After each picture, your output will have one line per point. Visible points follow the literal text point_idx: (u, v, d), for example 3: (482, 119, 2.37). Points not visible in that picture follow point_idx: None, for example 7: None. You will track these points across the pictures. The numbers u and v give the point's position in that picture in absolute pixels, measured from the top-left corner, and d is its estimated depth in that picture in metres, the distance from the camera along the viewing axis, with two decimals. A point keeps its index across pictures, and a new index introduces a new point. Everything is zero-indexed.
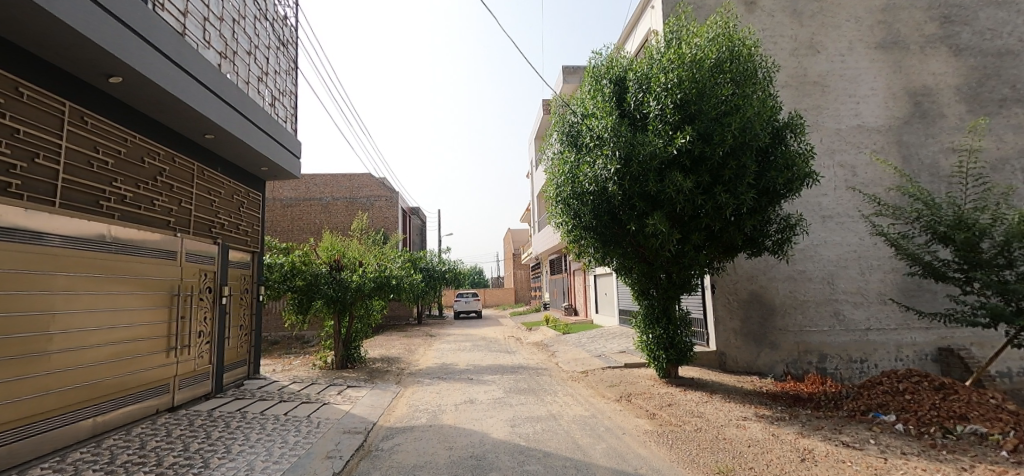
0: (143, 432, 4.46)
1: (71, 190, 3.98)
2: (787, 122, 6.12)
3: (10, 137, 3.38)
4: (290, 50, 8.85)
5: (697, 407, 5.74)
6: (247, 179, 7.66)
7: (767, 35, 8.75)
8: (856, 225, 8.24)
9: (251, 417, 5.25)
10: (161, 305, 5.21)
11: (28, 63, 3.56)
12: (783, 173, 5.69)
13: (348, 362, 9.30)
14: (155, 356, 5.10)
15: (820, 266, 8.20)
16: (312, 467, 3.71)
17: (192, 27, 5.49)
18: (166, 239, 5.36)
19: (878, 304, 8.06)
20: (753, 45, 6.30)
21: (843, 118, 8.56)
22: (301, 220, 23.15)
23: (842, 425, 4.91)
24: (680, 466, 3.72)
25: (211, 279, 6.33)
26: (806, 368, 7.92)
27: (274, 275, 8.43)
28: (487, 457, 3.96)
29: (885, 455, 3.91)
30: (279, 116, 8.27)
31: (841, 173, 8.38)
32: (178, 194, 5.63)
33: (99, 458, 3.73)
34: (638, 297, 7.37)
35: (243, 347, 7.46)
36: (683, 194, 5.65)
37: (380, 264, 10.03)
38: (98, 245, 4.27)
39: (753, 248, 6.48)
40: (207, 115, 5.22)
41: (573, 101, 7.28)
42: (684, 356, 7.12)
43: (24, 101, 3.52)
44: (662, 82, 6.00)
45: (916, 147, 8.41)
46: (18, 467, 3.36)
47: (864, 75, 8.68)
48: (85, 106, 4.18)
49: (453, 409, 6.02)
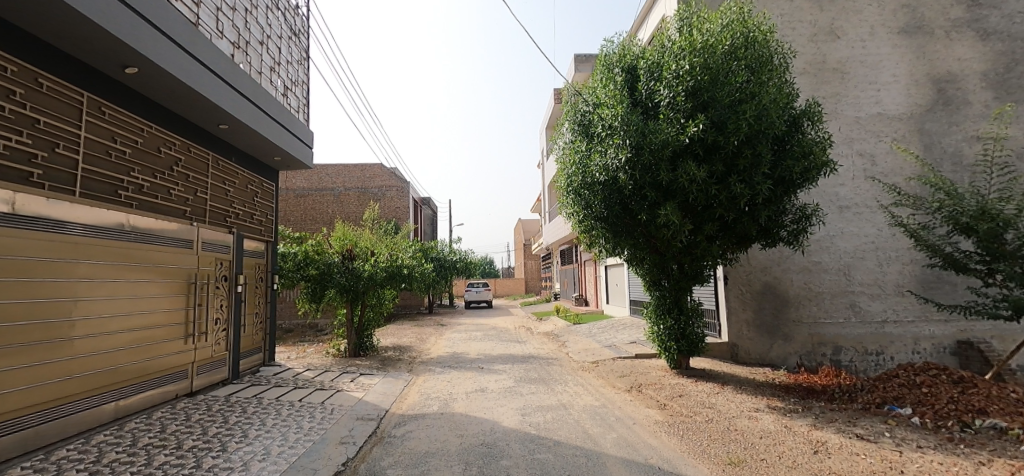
0: (162, 417, 4.57)
1: (91, 179, 4.05)
2: (803, 110, 5.98)
3: (31, 127, 3.46)
4: (302, 40, 8.84)
5: (708, 398, 5.72)
6: (261, 169, 7.71)
7: (784, 20, 8.53)
8: (874, 216, 8.07)
9: (266, 403, 5.37)
10: (180, 293, 5.32)
11: (47, 55, 3.61)
12: (800, 162, 5.59)
13: (360, 350, 9.40)
14: (172, 343, 5.19)
15: (836, 257, 8.05)
16: (326, 453, 3.78)
17: (205, 16, 5.49)
18: (184, 229, 5.44)
19: (896, 296, 7.91)
20: (769, 30, 6.14)
21: (862, 106, 8.34)
22: (314, 210, 23.43)
23: (856, 418, 4.84)
24: (690, 457, 3.73)
25: (226, 267, 6.43)
26: (820, 360, 7.82)
27: (288, 264, 8.51)
28: (498, 445, 3.99)
29: (901, 449, 3.86)
30: (291, 106, 8.30)
31: (859, 162, 8.19)
32: (194, 184, 5.70)
33: (122, 441, 3.83)
34: (649, 288, 7.34)
35: (259, 335, 7.59)
36: (696, 184, 5.58)
37: (391, 254, 10.07)
38: (118, 234, 4.34)
39: (767, 239, 6.36)
40: (220, 105, 5.24)
41: (585, 90, 7.16)
42: (695, 347, 7.07)
43: (43, 92, 3.58)
44: (674, 69, 5.90)
45: (940, 136, 8.18)
46: (43, 450, 3.47)
47: (885, 61, 8.43)
48: (102, 97, 4.23)
49: (463, 397, 6.06)
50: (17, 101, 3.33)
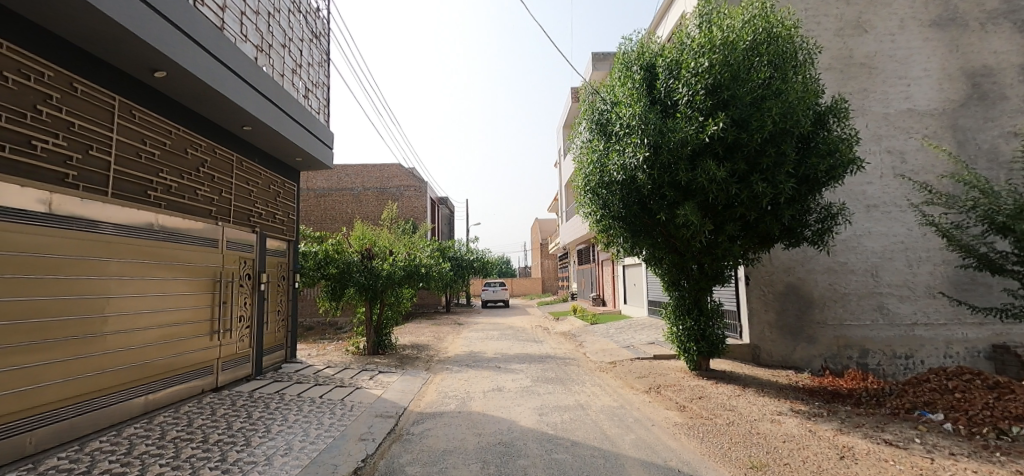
0: (189, 411, 4.71)
1: (123, 180, 4.18)
2: (829, 107, 5.82)
3: (66, 131, 3.59)
4: (322, 43, 8.97)
5: (729, 400, 5.62)
6: (283, 170, 7.87)
7: (809, 14, 8.33)
8: (903, 215, 7.81)
9: (288, 399, 5.47)
10: (205, 291, 5.45)
11: (81, 61, 3.74)
12: (825, 160, 5.46)
13: (379, 348, 9.53)
14: (198, 340, 5.33)
15: (863, 258, 7.83)
16: (347, 448, 3.84)
17: (230, 21, 5.62)
18: (209, 229, 5.58)
19: (927, 298, 7.64)
20: (793, 26, 6.00)
21: (891, 101, 8.09)
22: (333, 210, 23.80)
23: (884, 423, 4.70)
24: (711, 459, 3.68)
25: (250, 266, 6.57)
26: (845, 363, 7.62)
27: (309, 263, 8.66)
28: (516, 445, 4.00)
29: (932, 456, 3.73)
30: (311, 108, 8.42)
31: (888, 159, 7.94)
32: (219, 185, 5.82)
33: (151, 433, 3.96)
34: (668, 288, 7.25)
35: (281, 332, 7.75)
36: (717, 183, 5.49)
37: (409, 253, 10.15)
38: (146, 233, 4.47)
39: (791, 239, 6.21)
40: (244, 107, 5.35)
41: (603, 89, 7.11)
42: (715, 348, 6.95)
43: (78, 95, 3.71)
44: (693, 67, 5.81)
45: (974, 132, 7.87)
46: (78, 440, 3.61)
47: (915, 55, 8.15)
48: (133, 100, 4.36)
49: (481, 396, 6.08)
50: (52, 105, 3.46)
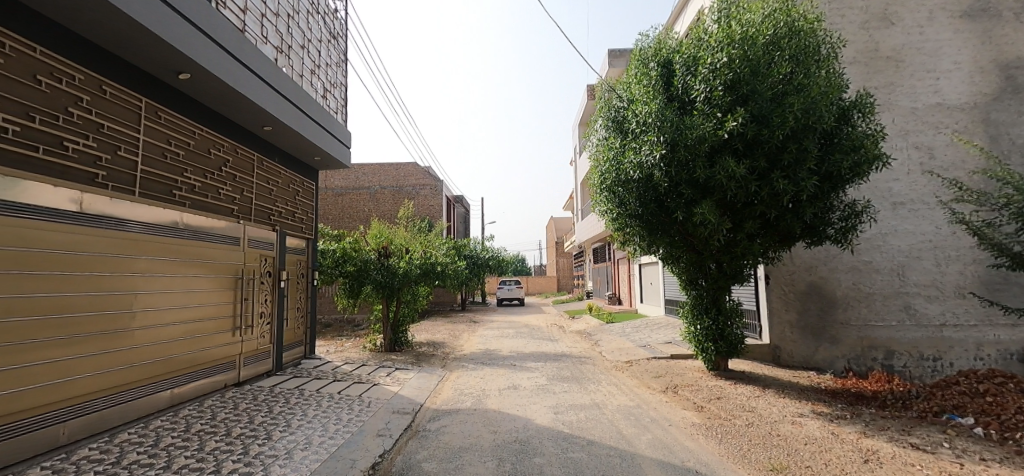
0: (213, 405, 4.83)
1: (149, 180, 4.29)
2: (854, 102, 5.66)
3: (96, 132, 3.70)
4: (340, 43, 9.08)
5: (748, 401, 5.53)
6: (302, 170, 8.00)
7: (833, 7, 8.14)
8: (932, 213, 7.57)
9: (307, 395, 5.57)
10: (227, 288, 5.58)
11: (109, 64, 3.85)
12: (848, 156, 5.32)
13: (395, 345, 9.63)
14: (221, 336, 5.46)
15: (888, 257, 7.61)
16: (364, 444, 3.89)
17: (250, 23, 5.72)
18: (231, 227, 5.70)
19: (956, 298, 7.38)
20: (815, 19, 5.85)
21: (919, 95, 7.84)
22: (351, 209, 24.13)
23: (911, 427, 4.57)
24: (730, 461, 3.63)
25: (270, 263, 6.69)
26: (869, 364, 7.44)
27: (327, 261, 8.79)
28: (531, 443, 4.00)
29: (961, 461, 3.61)
30: (329, 108, 8.53)
31: (915, 155, 7.71)
32: (240, 184, 5.95)
33: (177, 426, 4.07)
34: (685, 287, 7.17)
35: (301, 329, 7.89)
36: (736, 180, 5.39)
37: (426, 252, 10.22)
38: (172, 231, 4.59)
39: (813, 237, 6.07)
40: (264, 107, 5.44)
41: (619, 86, 7.04)
42: (734, 348, 6.85)
43: (107, 98, 3.83)
44: (711, 62, 5.71)
45: (1007, 127, 7.58)
46: (109, 431, 3.74)
47: (946, 48, 7.88)
48: (159, 102, 4.48)
49: (496, 394, 6.10)
50: (83, 107, 3.58)
